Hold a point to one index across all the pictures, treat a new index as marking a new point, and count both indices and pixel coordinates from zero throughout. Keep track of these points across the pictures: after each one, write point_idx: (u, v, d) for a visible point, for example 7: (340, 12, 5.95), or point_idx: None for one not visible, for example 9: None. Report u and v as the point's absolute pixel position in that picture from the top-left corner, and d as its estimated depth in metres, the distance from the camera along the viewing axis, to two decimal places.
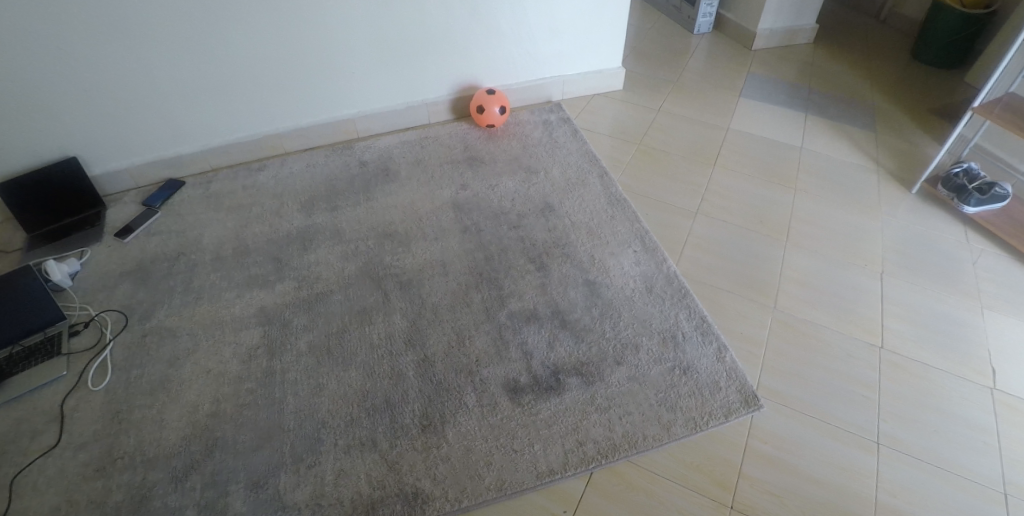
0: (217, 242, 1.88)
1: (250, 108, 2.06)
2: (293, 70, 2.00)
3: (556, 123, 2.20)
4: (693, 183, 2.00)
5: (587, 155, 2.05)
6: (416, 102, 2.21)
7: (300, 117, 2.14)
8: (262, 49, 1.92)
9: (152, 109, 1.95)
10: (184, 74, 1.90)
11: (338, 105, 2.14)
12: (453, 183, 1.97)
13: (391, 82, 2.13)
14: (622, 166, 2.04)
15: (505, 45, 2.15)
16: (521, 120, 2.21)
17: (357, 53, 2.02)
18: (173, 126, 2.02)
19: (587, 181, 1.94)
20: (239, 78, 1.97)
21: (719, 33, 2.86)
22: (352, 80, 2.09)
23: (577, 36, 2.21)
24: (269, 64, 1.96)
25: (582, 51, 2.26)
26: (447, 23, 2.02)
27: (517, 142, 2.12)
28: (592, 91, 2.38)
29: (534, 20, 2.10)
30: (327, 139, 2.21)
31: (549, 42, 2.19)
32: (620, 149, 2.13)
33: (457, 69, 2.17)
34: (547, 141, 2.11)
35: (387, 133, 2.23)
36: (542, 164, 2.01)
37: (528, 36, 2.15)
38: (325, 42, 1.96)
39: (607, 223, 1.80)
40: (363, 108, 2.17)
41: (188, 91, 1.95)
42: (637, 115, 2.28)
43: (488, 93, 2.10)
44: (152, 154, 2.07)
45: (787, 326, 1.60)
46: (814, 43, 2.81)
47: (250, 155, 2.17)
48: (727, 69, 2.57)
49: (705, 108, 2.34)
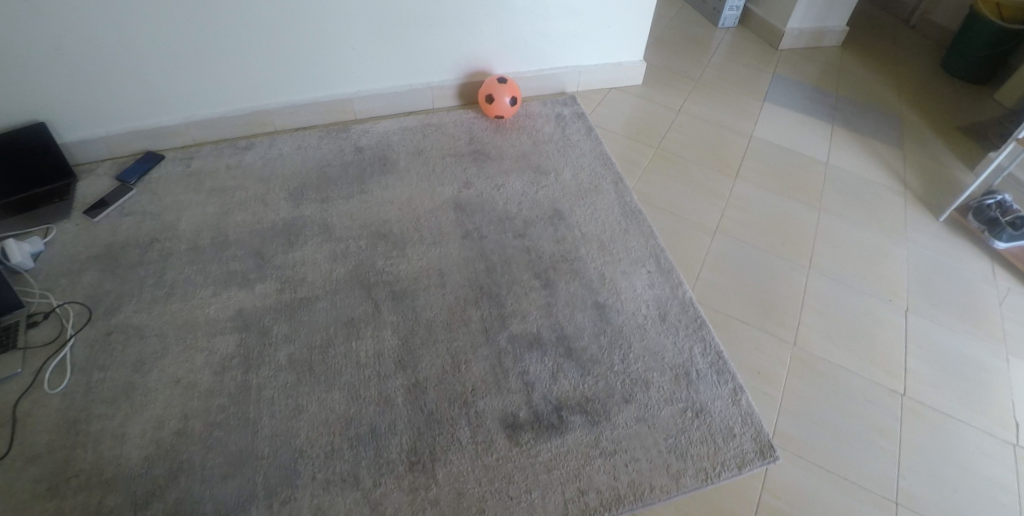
0: (195, 230, 1.71)
1: (240, 78, 1.86)
2: (291, 38, 1.80)
3: (568, 118, 2.04)
4: (709, 190, 1.83)
5: (601, 156, 1.89)
6: (419, 84, 2.03)
7: (294, 92, 1.95)
8: (258, 10, 1.71)
9: (131, 71, 1.75)
10: (169, 34, 1.70)
11: (335, 81, 1.95)
12: (455, 178, 1.80)
13: (393, 60, 1.94)
14: (633, 166, 1.88)
15: (521, 26, 1.95)
16: (532, 112, 2.04)
17: (363, 22, 1.82)
18: (154, 91, 1.82)
19: (599, 186, 1.79)
20: (231, 42, 1.76)
21: (743, 28, 2.67)
22: (354, 54, 1.90)
23: (594, 22, 2.01)
24: (264, 28, 1.76)
25: (598, 32, 2.05)
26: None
27: (526, 136, 1.96)
28: (609, 84, 2.20)
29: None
30: (321, 120, 2.03)
31: (568, 25, 1.99)
32: (633, 147, 1.96)
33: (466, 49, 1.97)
34: (558, 138, 1.95)
35: (386, 116, 2.06)
36: (552, 164, 1.86)
37: (545, 18, 1.96)
38: (328, 8, 1.76)
39: (620, 236, 1.66)
40: (363, 86, 1.99)
41: (172, 54, 1.74)
42: (655, 112, 2.12)
43: (499, 81, 1.93)
44: (130, 122, 1.87)
45: (804, 362, 1.47)
46: (843, 46, 2.63)
47: (237, 131, 1.98)
48: (751, 68, 2.40)
49: (726, 108, 2.17)
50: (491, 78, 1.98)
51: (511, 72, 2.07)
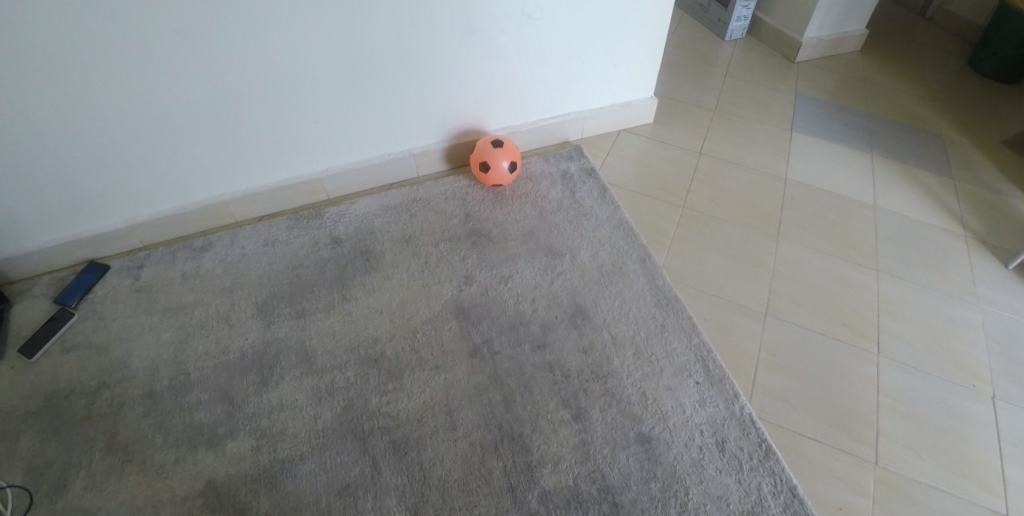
0: (152, 367, 1.38)
1: (216, 134, 1.49)
2: (278, 76, 1.44)
3: (575, 176, 1.76)
4: (750, 258, 1.57)
5: (619, 226, 1.62)
6: (404, 149, 1.74)
7: (274, 150, 1.59)
8: (240, 44, 1.34)
9: (78, 138, 1.37)
10: (128, 85, 1.32)
11: (323, 130, 1.60)
12: (454, 271, 1.52)
13: (366, 127, 1.63)
14: (658, 236, 1.61)
15: (512, 74, 1.68)
16: (533, 173, 1.77)
17: (365, 50, 1.46)
18: (108, 161, 1.44)
19: (624, 267, 1.53)
20: (207, 87, 1.39)
21: (751, 39, 2.35)
22: (353, 93, 1.54)
23: (597, 56, 1.72)
24: (248, 66, 1.39)
25: (602, 71, 1.77)
26: (444, 47, 1.54)
27: (530, 206, 1.68)
28: (616, 126, 1.92)
29: (550, 43, 1.64)
30: (303, 188, 1.69)
31: (566, 68, 1.72)
32: (654, 209, 1.68)
33: (450, 107, 1.69)
34: (567, 205, 1.68)
35: (365, 192, 1.76)
36: (565, 242, 1.59)
37: (542, 63, 1.68)
38: (325, 34, 1.40)
39: (656, 335, 1.40)
40: (346, 149, 1.67)
41: (131, 111, 1.37)
42: (675, 157, 1.83)
43: (493, 146, 1.64)
44: (80, 204, 1.50)
45: (890, 485, 1.22)
46: (861, 51, 2.34)
47: (213, 200, 1.63)
48: (766, 89, 2.10)
49: (750, 144, 1.88)
50: (485, 139, 1.68)
51: (501, 129, 1.80)
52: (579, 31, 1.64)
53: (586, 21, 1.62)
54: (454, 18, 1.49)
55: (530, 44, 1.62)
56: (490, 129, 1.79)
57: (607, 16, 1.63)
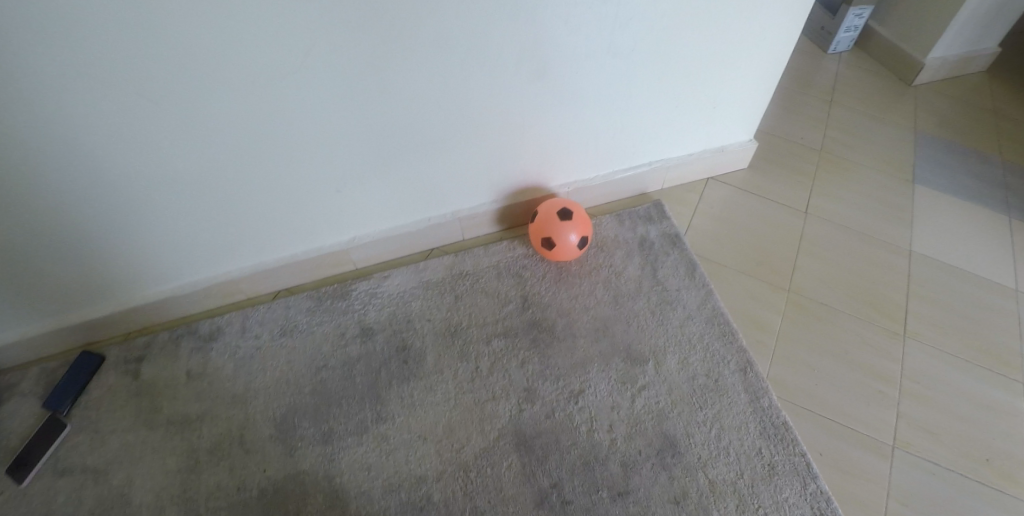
0: (155, 502, 1.17)
1: (241, 157, 1.14)
2: (282, 108, 1.08)
3: (656, 245, 1.45)
4: (866, 368, 1.28)
5: (711, 319, 1.32)
6: (446, 210, 1.44)
7: (279, 206, 1.28)
8: (233, 63, 0.99)
9: (69, 181, 1.07)
10: (116, 107, 0.99)
11: (338, 180, 1.26)
12: (510, 383, 1.26)
13: (398, 193, 1.35)
14: (759, 333, 1.31)
15: (581, 120, 1.34)
16: (604, 240, 1.46)
17: (395, 74, 1.09)
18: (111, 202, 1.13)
19: (719, 380, 1.24)
20: (219, 98, 1.03)
21: (860, 52, 1.96)
22: (378, 132, 1.19)
23: (695, 94, 1.38)
24: (239, 100, 1.04)
25: (698, 110, 1.42)
26: (499, 90, 1.20)
27: (604, 288, 1.38)
28: (702, 174, 1.58)
29: (628, 82, 1.29)
30: (359, 220, 1.38)
31: (649, 110, 1.37)
32: (754, 293, 1.37)
33: (504, 164, 1.37)
34: (649, 288, 1.38)
35: (400, 261, 1.48)
36: (647, 341, 1.30)
37: (625, 107, 1.34)
38: (339, 50, 1.02)
39: (763, 482, 1.13)
40: (371, 209, 1.36)
41: (128, 139, 1.04)
42: (775, 217, 1.50)
43: (561, 217, 1.33)
44: (88, 255, 1.22)
45: None
46: (994, 69, 1.91)
47: (251, 234, 1.32)
48: (881, 122, 1.75)
49: (864, 201, 1.55)
50: (549, 203, 1.36)
51: (567, 185, 1.48)
52: (669, 62, 1.28)
53: (677, 52, 1.26)
54: (501, 52, 1.13)
55: (605, 79, 1.27)
56: (552, 186, 1.47)
57: (705, 44, 1.27)
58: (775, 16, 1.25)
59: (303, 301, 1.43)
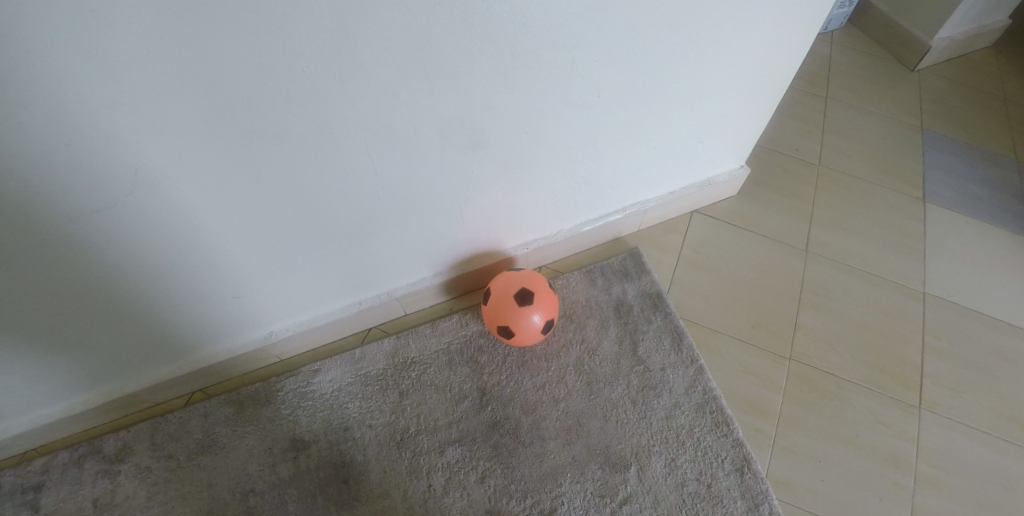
0: None
1: (233, 183, 0.85)
2: (170, 184, 0.81)
3: (635, 311, 1.23)
4: (874, 451, 1.09)
5: (701, 407, 1.13)
6: (377, 291, 1.20)
7: (172, 308, 1.02)
8: (115, 125, 0.72)
9: (41, 209, 0.77)
10: (44, 143, 0.70)
11: (235, 275, 1.01)
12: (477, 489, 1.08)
13: (327, 275, 1.10)
14: (754, 419, 1.12)
15: (562, 174, 1.11)
16: (573, 310, 1.24)
17: (287, 146, 0.83)
18: (59, 260, 0.84)
19: (713, 486, 1.06)
20: (235, 92, 0.74)
21: (853, 29, 1.66)
22: (277, 214, 0.93)
23: (709, 118, 1.13)
24: (108, 183, 0.77)
25: (693, 142, 1.18)
26: (511, 111, 0.93)
27: (574, 373, 1.18)
28: (683, 210, 1.34)
29: (626, 123, 1.07)
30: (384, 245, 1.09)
31: (654, 139, 1.13)
32: (748, 362, 1.17)
33: (444, 237, 1.13)
34: (628, 370, 1.17)
35: (329, 350, 1.25)
36: (627, 440, 1.11)
37: (621, 143, 1.10)
38: (220, 123, 0.76)
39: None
40: (283, 301, 1.12)
41: (69, 181, 0.75)
42: (769, 260, 1.26)
43: (522, 298, 1.10)
44: (47, 328, 0.95)
45: None
46: (1006, 40, 1.64)
47: (250, 278, 1.03)
48: (886, 117, 1.45)
49: (874, 228, 1.28)
50: (510, 275, 1.14)
51: (521, 246, 1.24)
52: (669, 95, 1.04)
53: (700, 74, 1.03)
54: (437, 117, 0.88)
55: (591, 120, 1.03)
56: (504, 249, 1.23)
57: (734, 61, 1.03)
58: (794, 34, 1.01)
59: (245, 389, 1.20)
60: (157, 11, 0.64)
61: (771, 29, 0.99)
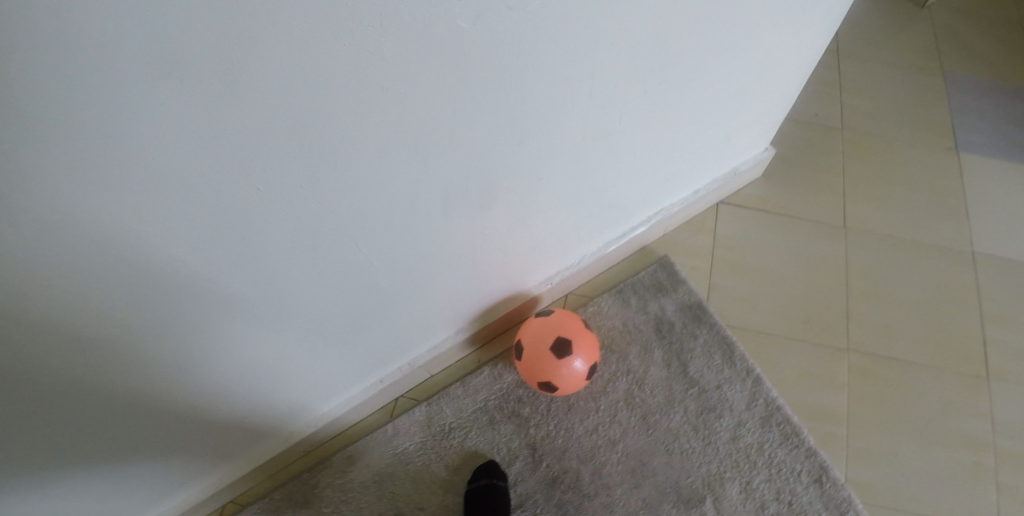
0: None
1: (217, 313, 0.70)
2: (139, 343, 0.66)
3: (677, 328, 1.15)
4: (951, 435, 1.03)
5: (766, 421, 1.05)
6: (395, 364, 1.08)
7: (176, 453, 0.88)
8: (66, 291, 0.55)
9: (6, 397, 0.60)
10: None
11: (242, 402, 0.88)
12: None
13: (348, 364, 0.99)
14: (822, 424, 1.05)
15: (586, 204, 1.02)
16: (612, 338, 1.16)
17: (279, 263, 0.70)
18: (24, 453, 0.69)
19: (794, 504, 0.99)
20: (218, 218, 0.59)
21: None
22: (278, 330, 0.80)
23: (737, 113, 1.04)
24: (62, 358, 0.61)
25: (719, 139, 1.09)
26: (533, 163, 0.84)
27: (625, 409, 1.10)
28: (704, 205, 1.27)
29: (654, 141, 0.97)
30: (405, 321, 0.98)
31: (681, 146, 1.03)
32: (805, 364, 1.10)
33: (464, 297, 1.02)
34: (682, 395, 1.10)
35: (355, 433, 1.13)
36: (696, 472, 1.03)
37: (647, 159, 1.00)
38: (191, 267, 0.62)
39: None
40: (298, 405, 0.99)
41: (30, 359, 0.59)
42: (803, 246, 1.22)
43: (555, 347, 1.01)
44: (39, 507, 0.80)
45: None
46: None
47: (253, 399, 0.89)
48: (899, 68, 1.38)
49: (906, 193, 1.24)
50: (542, 320, 1.05)
51: (541, 283, 1.14)
52: (699, 101, 0.94)
53: (731, 76, 0.93)
54: (435, 188, 0.75)
55: (617, 149, 0.93)
56: (525, 290, 1.13)
57: (767, 55, 0.94)
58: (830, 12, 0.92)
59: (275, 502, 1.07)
60: (107, 159, 0.49)
61: (806, 15, 0.90)
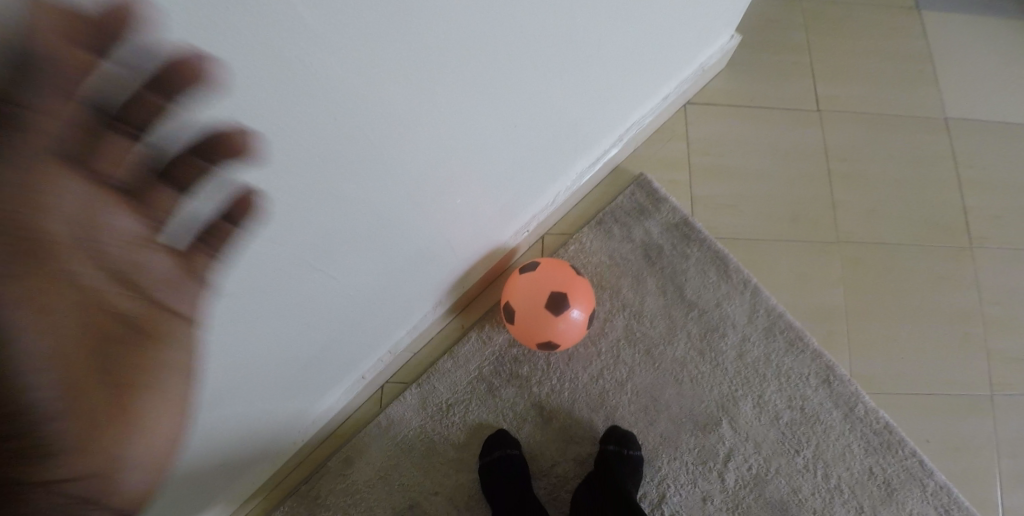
0: None
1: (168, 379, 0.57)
2: None
3: (667, 251, 1.09)
4: (945, 311, 1.03)
5: (770, 330, 1.02)
6: (375, 355, 0.96)
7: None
8: None
9: None
10: None
11: (221, 445, 0.76)
12: (593, 489, 0.97)
13: (328, 371, 0.87)
14: (824, 323, 1.03)
15: (562, 141, 0.90)
16: (603, 277, 1.08)
17: (240, 312, 0.57)
18: None
19: (806, 408, 0.98)
20: None
21: None
22: (247, 376, 0.67)
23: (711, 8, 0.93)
24: None
25: (690, 38, 0.98)
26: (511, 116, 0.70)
27: (627, 347, 1.04)
28: (670, 111, 1.17)
29: (630, 57, 0.85)
30: (385, 313, 0.85)
31: (655, 55, 0.92)
32: (799, 264, 1.06)
33: (442, 271, 0.89)
34: (683, 321, 1.04)
35: (346, 431, 1.03)
36: (709, 396, 1.00)
37: (622, 77, 0.89)
38: None
39: (885, 506, 0.94)
40: (282, 425, 0.87)
41: None
42: (779, 140, 1.15)
43: (549, 304, 0.92)
44: None
45: None
46: None
47: (228, 439, 0.77)
48: None
49: (872, 71, 1.19)
50: (530, 276, 0.95)
51: (516, 233, 1.03)
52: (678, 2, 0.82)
53: None
54: (404, 171, 0.61)
55: (593, 77, 0.81)
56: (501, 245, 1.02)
57: None
58: None
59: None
60: None
61: None
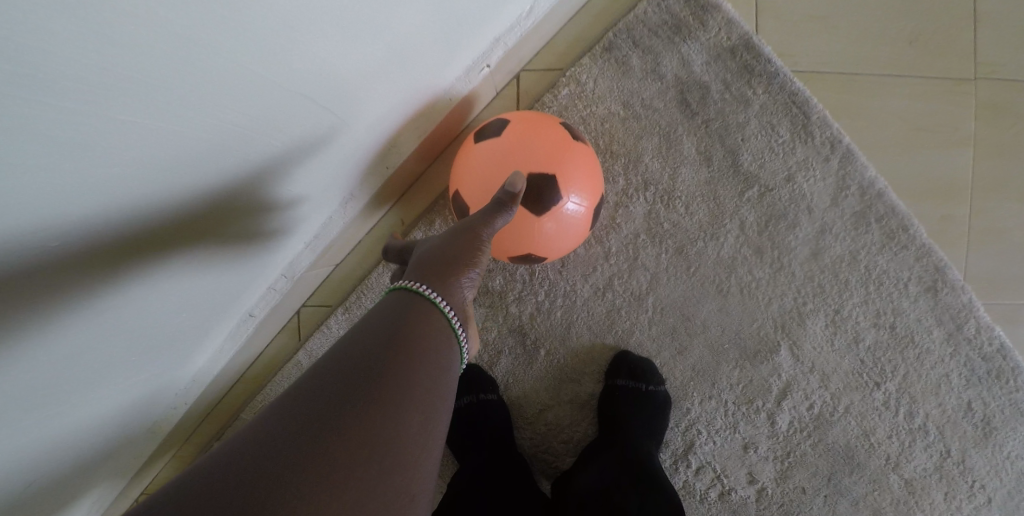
0: None
1: (154, 354, 0.57)
2: None
3: (714, 95, 0.71)
4: None
5: (861, 217, 0.69)
6: (267, 283, 0.67)
7: None
8: None
9: None
10: None
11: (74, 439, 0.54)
12: (600, 463, 0.67)
13: (238, 303, 0.65)
14: (940, 203, 0.70)
15: None
16: (615, 140, 0.71)
17: (218, 282, 0.58)
18: None
19: (897, 327, 0.70)
20: None
21: None
22: (185, 324, 0.58)
23: None
24: None
25: None
26: None
27: (648, 244, 0.71)
28: None
29: None
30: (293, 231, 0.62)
31: None
32: (912, 113, 0.70)
33: (332, 151, 0.56)
34: (735, 206, 0.70)
35: (260, 375, 0.77)
36: (763, 313, 0.70)
37: None
38: None
39: (978, 448, 0.70)
40: (142, 398, 0.61)
41: None
42: None
43: (523, 196, 0.54)
44: None
45: None
46: None
47: (22, 447, 0.49)
48: None
49: None
50: (492, 144, 0.56)
51: (460, 79, 0.66)
52: None
53: None
54: None
55: None
56: (433, 93, 0.64)
57: None
58: None
59: None
60: None
61: None
